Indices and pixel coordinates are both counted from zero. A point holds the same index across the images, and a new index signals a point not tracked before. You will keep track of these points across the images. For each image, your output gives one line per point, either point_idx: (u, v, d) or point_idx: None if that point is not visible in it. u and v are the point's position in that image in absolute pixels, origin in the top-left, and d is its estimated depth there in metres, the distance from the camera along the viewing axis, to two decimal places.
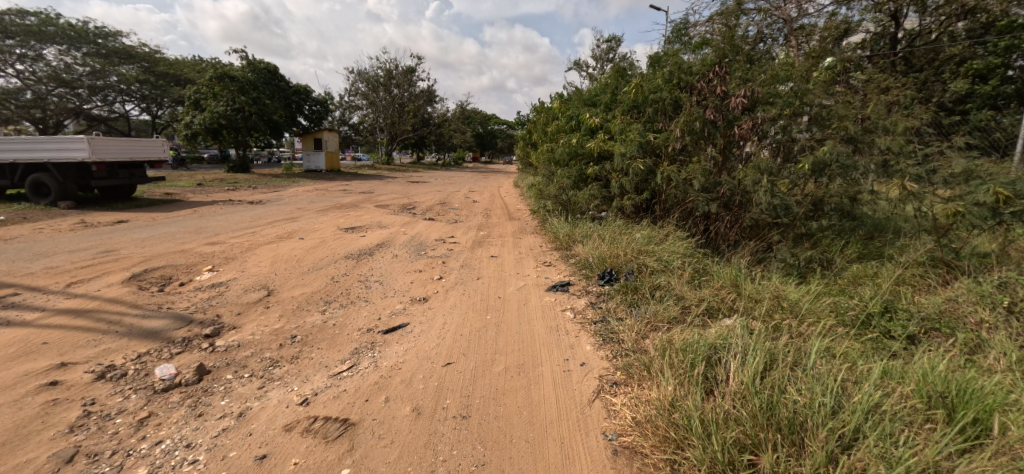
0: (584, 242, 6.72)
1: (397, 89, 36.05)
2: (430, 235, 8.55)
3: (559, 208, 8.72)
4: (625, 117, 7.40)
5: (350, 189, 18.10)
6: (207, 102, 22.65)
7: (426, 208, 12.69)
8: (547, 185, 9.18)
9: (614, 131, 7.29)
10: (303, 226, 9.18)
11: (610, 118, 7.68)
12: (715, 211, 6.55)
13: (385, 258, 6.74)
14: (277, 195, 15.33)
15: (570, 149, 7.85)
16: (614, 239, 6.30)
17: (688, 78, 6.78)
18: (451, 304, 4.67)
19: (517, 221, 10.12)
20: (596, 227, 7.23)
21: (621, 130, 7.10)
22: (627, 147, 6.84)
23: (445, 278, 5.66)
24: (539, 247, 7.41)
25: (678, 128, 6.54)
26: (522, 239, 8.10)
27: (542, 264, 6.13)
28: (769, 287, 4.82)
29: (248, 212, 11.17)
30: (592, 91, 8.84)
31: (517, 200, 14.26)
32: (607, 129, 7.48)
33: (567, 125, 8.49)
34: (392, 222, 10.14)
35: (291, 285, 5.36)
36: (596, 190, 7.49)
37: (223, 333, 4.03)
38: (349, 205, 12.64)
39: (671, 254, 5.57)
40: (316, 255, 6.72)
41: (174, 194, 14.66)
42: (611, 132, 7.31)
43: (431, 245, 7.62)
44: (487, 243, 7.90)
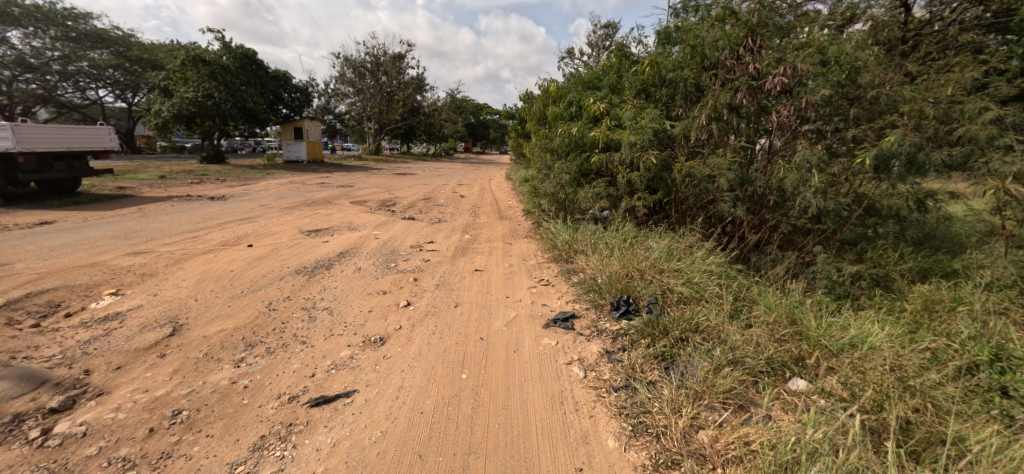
0: (586, 255, 5.48)
1: (384, 77, 34.41)
2: (406, 240, 7.27)
3: (557, 208, 7.48)
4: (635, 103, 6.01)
5: (329, 182, 16.71)
6: (177, 88, 21.02)
7: (407, 205, 11.37)
8: (542, 180, 7.92)
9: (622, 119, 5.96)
10: (259, 228, 7.90)
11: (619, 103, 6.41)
12: (749, 216, 5.35)
13: (344, 273, 5.45)
14: (245, 189, 13.94)
15: (570, 139, 6.57)
16: (625, 251, 5.09)
17: (713, 55, 5.36)
18: (417, 350, 3.41)
19: (508, 221, 8.88)
20: (602, 233, 6.01)
21: (628, 116, 5.76)
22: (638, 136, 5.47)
23: (414, 304, 4.39)
24: (532, 256, 6.20)
25: (701, 115, 5.16)
26: (514, 246, 6.87)
27: (537, 282, 4.88)
28: (839, 325, 3.61)
29: (202, 210, 9.85)
30: (594, 72, 7.53)
31: (509, 195, 12.99)
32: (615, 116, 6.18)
33: (566, 112, 7.18)
34: (365, 222, 8.84)
35: (209, 317, 4.10)
36: (600, 188, 6.23)
37: (75, 407, 2.82)
38: (321, 202, 11.30)
39: (698, 273, 4.33)
40: (257, 270, 5.43)
41: (128, 189, 13.26)
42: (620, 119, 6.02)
43: (404, 254, 6.36)
44: (472, 250, 6.66)
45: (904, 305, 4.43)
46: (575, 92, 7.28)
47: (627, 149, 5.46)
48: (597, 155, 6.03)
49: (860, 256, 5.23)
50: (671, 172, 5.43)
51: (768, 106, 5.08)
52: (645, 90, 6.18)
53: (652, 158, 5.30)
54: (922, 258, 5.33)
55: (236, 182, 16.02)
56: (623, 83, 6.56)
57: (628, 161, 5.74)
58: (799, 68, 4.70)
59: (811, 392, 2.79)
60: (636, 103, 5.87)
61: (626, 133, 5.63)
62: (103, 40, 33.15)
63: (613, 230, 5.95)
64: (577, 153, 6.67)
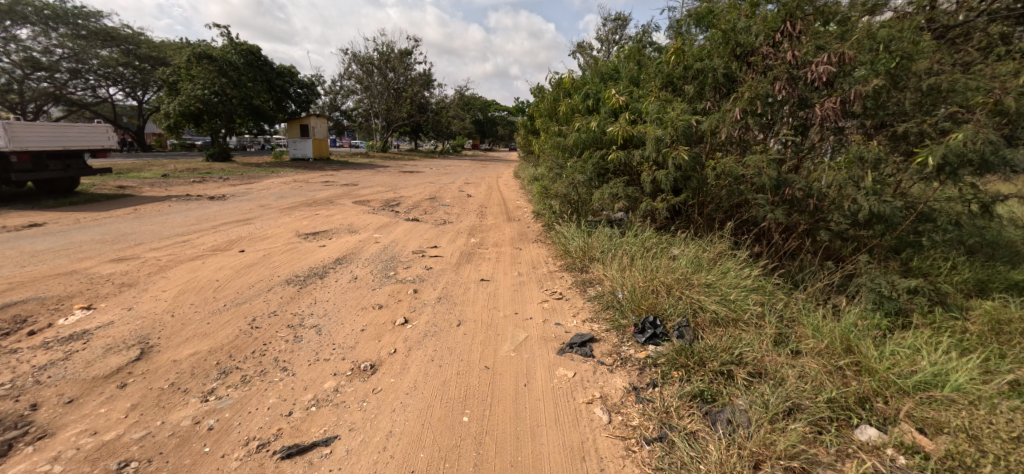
0: (603, 263, 5.00)
1: (392, 73, 34.05)
2: (408, 244, 6.83)
3: (570, 209, 6.99)
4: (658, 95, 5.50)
5: (333, 180, 16.33)
6: (183, 84, 20.54)
7: (412, 205, 10.94)
8: (553, 180, 7.42)
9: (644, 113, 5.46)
10: (255, 231, 7.50)
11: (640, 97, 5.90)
12: (784, 222, 4.82)
13: (338, 283, 5.01)
14: (247, 188, 13.58)
15: (586, 136, 6.07)
16: (648, 261, 4.60)
17: (747, 42, 4.83)
18: (412, 382, 2.96)
19: (517, 223, 8.40)
20: (620, 238, 5.52)
21: (651, 110, 5.25)
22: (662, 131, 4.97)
23: (413, 322, 3.92)
24: (543, 263, 5.72)
25: (735, 108, 4.64)
26: (523, 251, 6.39)
27: (550, 296, 4.41)
28: (903, 356, 3.10)
29: (200, 211, 9.48)
30: (611, 65, 7.01)
31: (517, 195, 12.51)
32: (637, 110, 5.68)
33: (581, 106, 6.68)
34: (367, 224, 8.41)
35: (183, 337, 3.68)
36: (618, 190, 5.73)
37: (10, 455, 2.43)
38: (323, 202, 10.90)
39: (732, 288, 3.84)
40: (245, 279, 5.02)
41: (128, 188, 12.95)
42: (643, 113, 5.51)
43: (405, 260, 5.90)
44: (478, 256, 6.19)
45: (966, 327, 3.92)
46: (590, 86, 6.77)
47: (650, 145, 4.97)
48: (616, 153, 5.53)
49: (908, 267, 4.70)
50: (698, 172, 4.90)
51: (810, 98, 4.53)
52: (669, 82, 5.65)
53: (679, 155, 4.79)
54: (979, 269, 4.78)
55: (238, 180, 15.67)
56: (644, 76, 6.04)
57: (650, 159, 5.24)
58: (847, 55, 4.17)
59: (887, 446, 2.36)
60: (660, 96, 5.34)
61: (647, 129, 5.12)
62: (113, 38, 33.04)
63: (631, 235, 5.47)
64: (592, 151, 6.17)
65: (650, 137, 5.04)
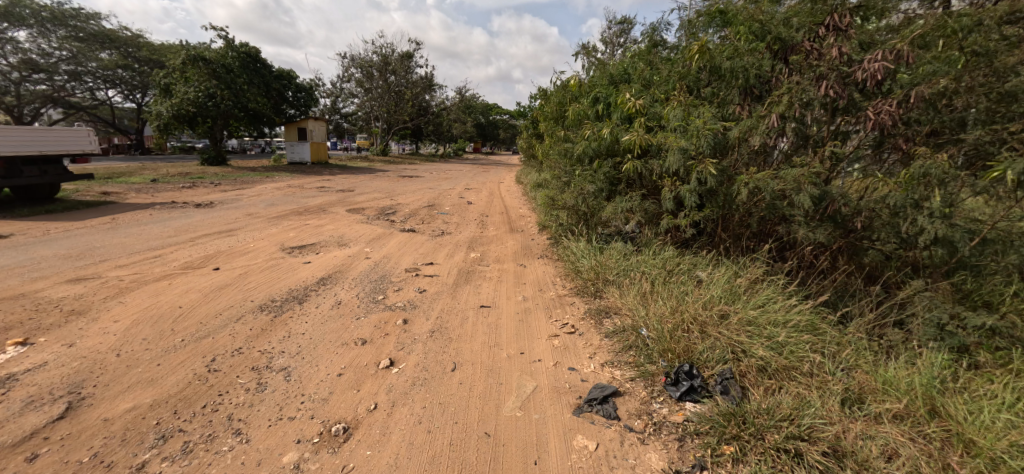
0: (619, 290, 4.38)
1: (393, 76, 33.56)
2: (401, 260, 6.22)
3: (578, 223, 6.38)
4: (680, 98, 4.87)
5: (329, 186, 15.73)
6: (179, 88, 20.17)
7: (409, 214, 10.34)
8: (560, 189, 6.81)
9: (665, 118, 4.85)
10: (237, 244, 6.91)
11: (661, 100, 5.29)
12: (828, 243, 4.22)
13: (318, 310, 4.40)
14: (238, 194, 12.98)
15: (598, 143, 5.46)
16: (673, 290, 4.00)
17: (786, 37, 4.24)
18: (390, 460, 2.38)
19: (520, 236, 7.80)
20: (637, 258, 4.91)
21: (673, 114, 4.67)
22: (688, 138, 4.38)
23: (401, 364, 3.33)
24: (551, 284, 5.10)
25: (772, 113, 4.06)
26: (528, 270, 5.76)
27: (561, 330, 3.79)
28: (1003, 424, 2.50)
29: (183, 221, 8.91)
30: (624, 65, 6.40)
31: (520, 202, 11.91)
32: (656, 116, 5.02)
33: (590, 110, 6.06)
34: (359, 236, 7.82)
35: (125, 385, 3.11)
36: (634, 203, 5.12)
37: None
38: (314, 210, 10.30)
39: (779, 327, 3.21)
40: (213, 305, 4.42)
41: (113, 195, 12.38)
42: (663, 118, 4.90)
43: (397, 281, 5.28)
44: (477, 276, 5.57)
45: None
46: (599, 88, 6.17)
47: (674, 158, 4.35)
48: (631, 163, 4.91)
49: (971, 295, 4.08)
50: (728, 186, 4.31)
51: (859, 99, 4.00)
52: (691, 84, 5.05)
53: (707, 171, 4.16)
54: None
55: (231, 186, 15.13)
56: (661, 77, 5.44)
57: (672, 171, 4.64)
58: (905, 51, 3.59)
59: None
60: (684, 97, 4.79)
61: (669, 137, 4.53)
62: (113, 41, 32.53)
63: (649, 256, 4.85)
64: (605, 160, 5.56)
65: (673, 145, 4.44)
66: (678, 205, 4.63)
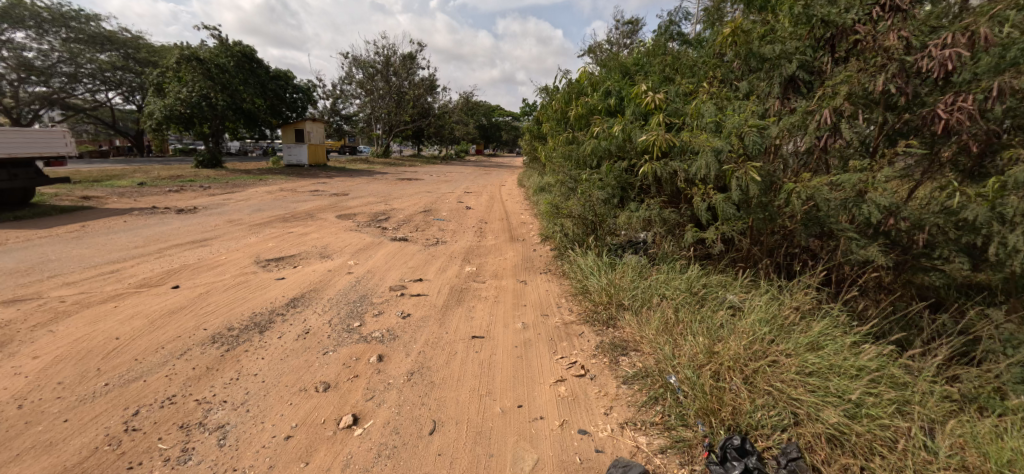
0: (638, 318, 3.69)
1: (394, 78, 33.05)
2: (386, 275, 5.54)
3: (585, 234, 5.68)
4: (713, 93, 4.21)
5: (323, 190, 15.05)
6: (172, 89, 19.59)
7: (403, 220, 9.65)
8: (565, 196, 6.11)
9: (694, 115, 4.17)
10: (207, 257, 6.23)
11: (685, 94, 4.60)
12: (886, 264, 3.52)
13: (280, 342, 3.71)
14: (225, 199, 12.33)
15: (610, 143, 4.76)
16: (704, 323, 3.32)
17: (836, 18, 3.54)
18: None
19: (521, 246, 7.10)
20: (656, 277, 4.21)
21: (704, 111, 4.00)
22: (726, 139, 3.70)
23: (369, 422, 2.66)
24: (556, 307, 4.40)
25: (825, 107, 3.36)
26: (529, 288, 5.06)
27: (569, 372, 3.10)
28: None
29: (158, 228, 8.26)
30: (638, 57, 5.73)
31: (522, 207, 11.22)
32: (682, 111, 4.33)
33: (600, 107, 5.36)
34: (345, 246, 7.15)
35: (14, 455, 2.47)
36: (651, 213, 4.44)
37: None
38: (302, 215, 9.65)
39: (849, 378, 2.52)
40: (156, 336, 3.75)
41: (93, 198, 11.75)
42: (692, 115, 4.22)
43: (377, 302, 4.58)
44: (471, 295, 4.87)
45: None
46: (611, 82, 5.48)
47: (707, 161, 3.66)
48: (650, 166, 4.21)
49: None
50: (769, 195, 3.62)
51: (925, 93, 3.27)
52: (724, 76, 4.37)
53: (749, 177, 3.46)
54: None
55: (221, 189, 14.52)
56: (687, 69, 4.79)
57: (702, 176, 3.96)
58: (987, 32, 2.87)
59: None
60: (720, 92, 4.15)
61: (697, 136, 3.84)
62: (112, 42, 32.07)
63: (671, 275, 4.16)
64: (618, 164, 4.87)
65: (703, 146, 3.74)
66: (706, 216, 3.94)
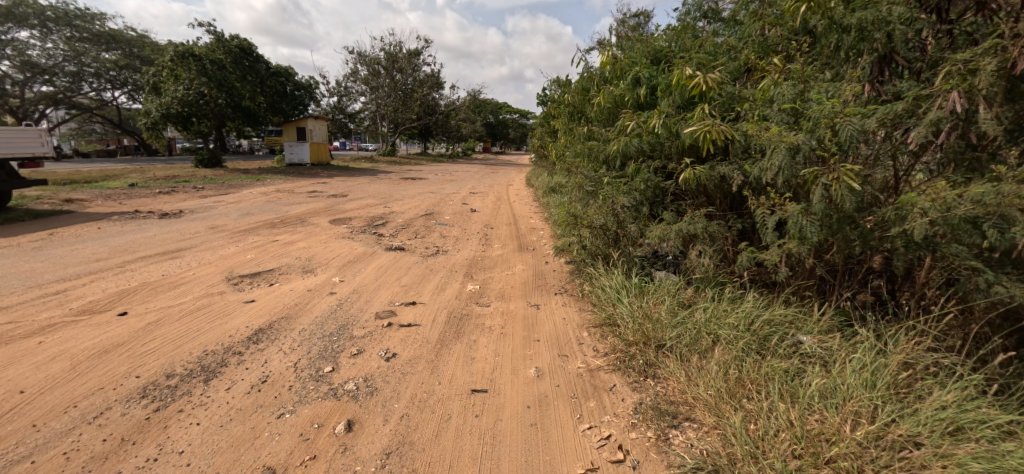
0: (687, 371, 2.86)
1: (400, 74, 32.36)
2: (374, 296, 4.72)
3: (608, 247, 4.81)
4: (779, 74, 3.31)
5: (321, 190, 14.29)
6: (168, 86, 18.94)
7: (402, 226, 8.81)
8: (582, 202, 5.25)
9: (758, 103, 3.29)
10: (173, 273, 5.44)
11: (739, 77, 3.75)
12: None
13: (227, 397, 2.92)
14: (216, 201, 11.63)
15: (648, 140, 3.93)
16: (784, 385, 2.49)
17: None
18: None
19: (531, 258, 6.26)
20: (705, 309, 3.41)
21: (773, 97, 3.13)
22: (806, 133, 2.84)
23: None
24: (577, 344, 3.56)
25: (947, 90, 2.44)
26: (542, 316, 4.21)
27: (601, 460, 2.29)
28: None
29: (131, 235, 7.51)
30: (673, 37, 4.84)
31: (532, 210, 10.41)
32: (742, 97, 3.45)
33: (632, 96, 4.49)
34: (332, 258, 6.34)
35: None
36: (698, 226, 3.59)
37: None
38: (292, 220, 8.87)
39: None
40: (71, 388, 2.97)
41: (76, 201, 11.08)
42: (755, 101, 3.34)
43: (357, 337, 3.74)
44: (473, 326, 4.02)
45: None
46: (642, 67, 4.62)
47: (778, 162, 2.80)
48: (698, 169, 3.37)
49: None
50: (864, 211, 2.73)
51: None
52: (791, 55, 3.50)
53: (841, 185, 2.61)
54: None
55: (215, 190, 13.82)
56: (739, 50, 3.93)
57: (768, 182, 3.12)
58: None
59: None
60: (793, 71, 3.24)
61: (767, 130, 3.02)
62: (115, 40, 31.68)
63: (723, 308, 3.34)
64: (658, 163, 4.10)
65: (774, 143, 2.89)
66: (774, 233, 3.09)
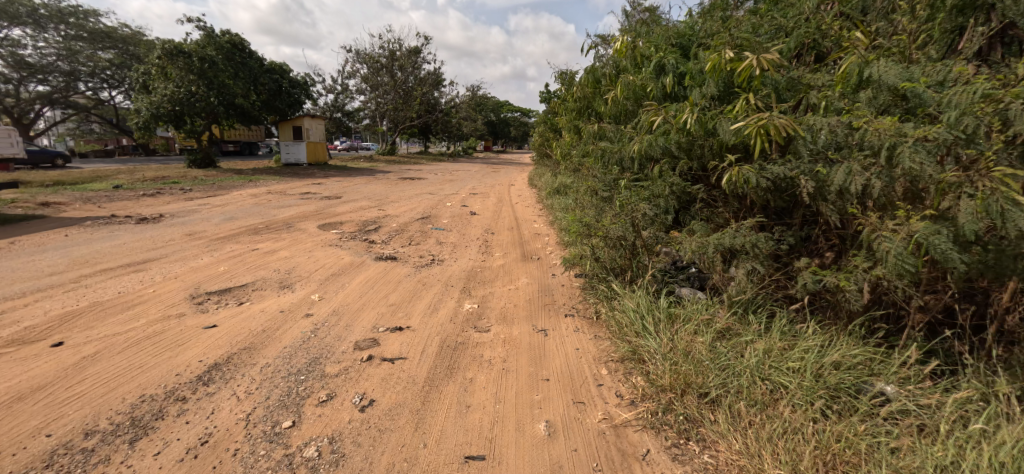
0: (744, 433, 2.27)
1: (400, 72, 31.85)
2: (356, 318, 4.09)
3: (626, 260, 4.18)
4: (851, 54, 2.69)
5: (314, 192, 13.69)
6: (158, 85, 18.34)
7: (396, 231, 8.18)
8: (595, 208, 4.64)
9: (832, 92, 2.71)
10: (131, 290, 4.80)
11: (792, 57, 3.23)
12: None
13: (154, 468, 2.31)
14: (201, 204, 11.02)
15: (677, 140, 3.42)
16: None
17: None
18: None
19: (536, 269, 5.63)
20: (751, 343, 2.89)
21: (868, 78, 2.51)
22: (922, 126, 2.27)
23: None
24: (595, 386, 2.93)
25: None
26: (551, 344, 3.57)
27: None
28: None
29: (98, 244, 6.88)
30: (700, 18, 4.20)
31: (535, 213, 9.82)
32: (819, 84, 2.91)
33: (655, 87, 3.91)
34: (316, 269, 5.73)
35: None
36: (750, 241, 3.04)
37: None
38: (277, 226, 8.25)
39: None
40: None
41: (52, 205, 10.46)
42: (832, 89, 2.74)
43: (328, 375, 3.11)
44: (470, 358, 3.39)
45: None
46: (665, 51, 3.99)
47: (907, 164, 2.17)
48: (745, 169, 2.87)
49: None
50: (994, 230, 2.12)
51: None
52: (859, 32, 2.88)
53: (995, 196, 1.99)
54: None
55: (202, 192, 13.19)
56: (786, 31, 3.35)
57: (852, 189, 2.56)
58: None
59: None
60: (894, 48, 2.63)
61: (858, 121, 2.46)
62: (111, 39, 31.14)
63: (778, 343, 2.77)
64: (694, 158, 3.59)
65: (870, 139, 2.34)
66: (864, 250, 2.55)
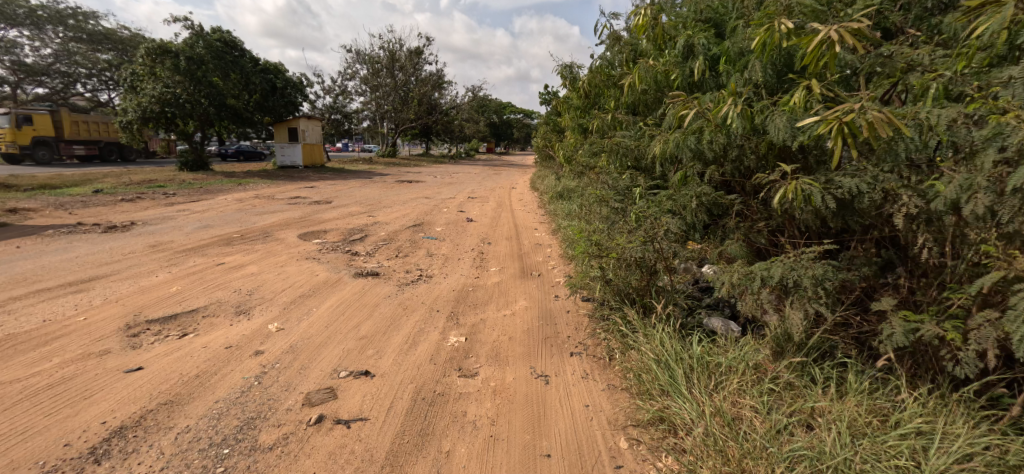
0: None
1: (401, 73, 31.18)
2: (315, 356, 3.36)
3: (645, 286, 3.44)
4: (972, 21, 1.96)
5: (305, 197, 12.99)
6: (148, 85, 17.70)
7: (384, 241, 7.47)
8: (605, 222, 3.92)
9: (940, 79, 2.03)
10: (58, 318, 4.07)
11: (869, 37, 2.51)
12: None
13: None
14: (181, 209, 10.34)
15: (709, 141, 2.68)
16: None
17: None
18: None
19: (535, 288, 4.91)
20: (821, 412, 2.20)
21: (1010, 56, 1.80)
22: None
23: None
24: (612, 470, 2.21)
25: None
26: (553, 398, 2.81)
27: None
28: None
29: (48, 257, 6.18)
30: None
31: (537, 220, 9.09)
32: (924, 62, 2.17)
33: (681, 74, 3.25)
34: (284, 288, 5.02)
35: None
36: (813, 274, 2.31)
37: None
38: (254, 235, 7.54)
39: None
40: None
41: (21, 211, 9.80)
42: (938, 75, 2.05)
43: (260, 449, 2.37)
44: (448, 418, 2.66)
45: None
46: (696, 31, 3.26)
47: None
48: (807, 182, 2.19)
49: None
50: None
51: None
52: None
53: None
54: None
55: (187, 197, 12.51)
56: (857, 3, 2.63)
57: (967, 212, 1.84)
58: None
59: None
60: None
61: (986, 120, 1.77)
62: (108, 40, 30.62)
63: (861, 422, 2.06)
64: (732, 162, 2.86)
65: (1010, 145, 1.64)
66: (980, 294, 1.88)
